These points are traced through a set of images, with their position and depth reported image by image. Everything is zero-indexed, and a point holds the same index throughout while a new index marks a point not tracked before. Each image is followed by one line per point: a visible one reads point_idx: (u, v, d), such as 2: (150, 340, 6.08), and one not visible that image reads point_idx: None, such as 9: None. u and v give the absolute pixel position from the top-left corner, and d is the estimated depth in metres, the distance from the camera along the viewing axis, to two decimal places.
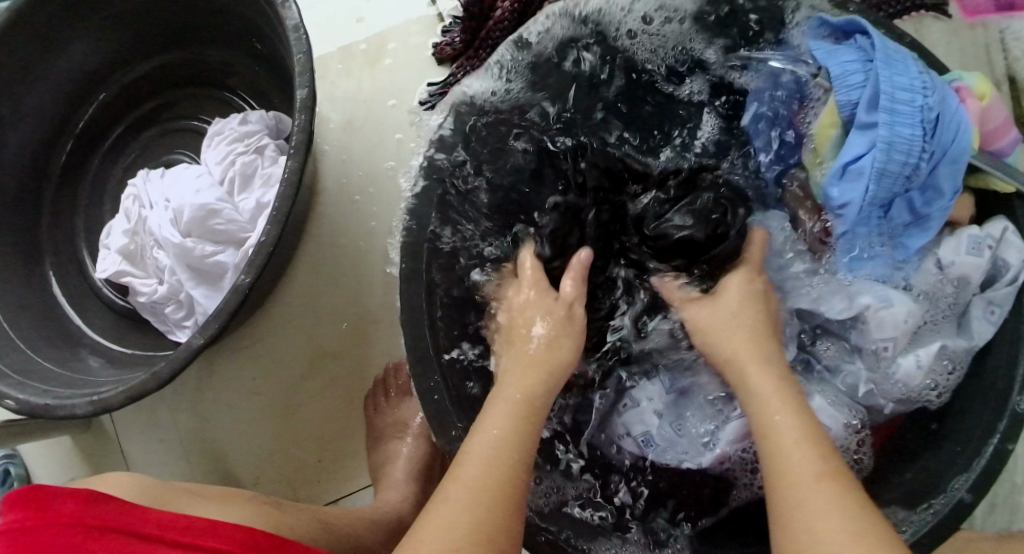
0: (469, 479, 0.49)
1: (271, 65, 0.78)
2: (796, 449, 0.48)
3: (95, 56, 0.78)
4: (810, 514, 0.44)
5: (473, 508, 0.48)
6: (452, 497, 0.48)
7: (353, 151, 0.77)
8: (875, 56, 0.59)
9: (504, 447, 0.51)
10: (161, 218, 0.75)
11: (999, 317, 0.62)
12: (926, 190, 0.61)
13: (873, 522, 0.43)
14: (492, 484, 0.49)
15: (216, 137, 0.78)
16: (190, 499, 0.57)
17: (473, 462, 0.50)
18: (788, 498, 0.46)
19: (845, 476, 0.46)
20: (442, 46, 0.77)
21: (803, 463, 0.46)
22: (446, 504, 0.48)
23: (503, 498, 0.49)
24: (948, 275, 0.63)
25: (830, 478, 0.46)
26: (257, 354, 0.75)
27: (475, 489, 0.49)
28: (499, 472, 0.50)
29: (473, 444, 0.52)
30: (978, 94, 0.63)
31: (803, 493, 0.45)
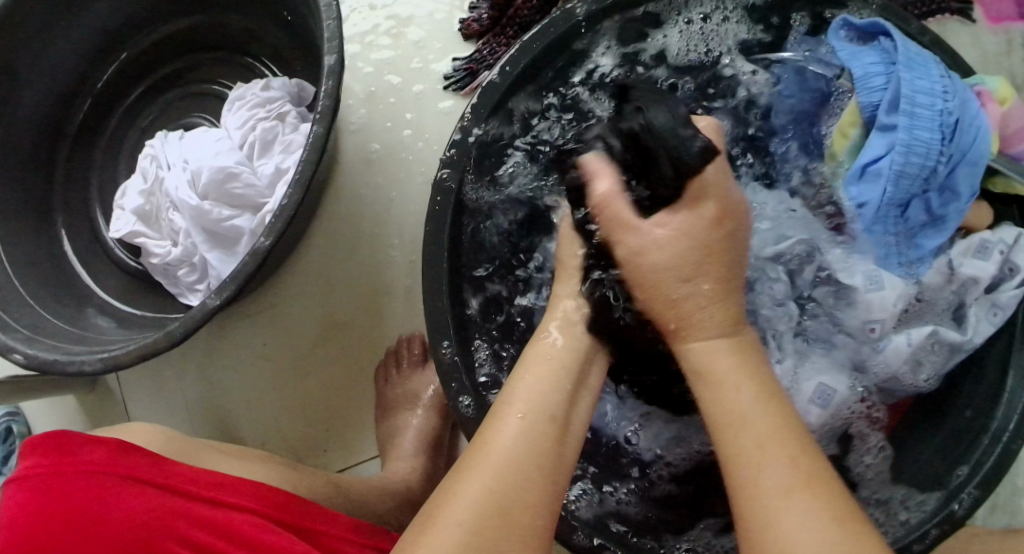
0: (495, 465, 0.43)
1: (296, 32, 0.78)
2: (753, 424, 0.43)
3: (117, 15, 0.78)
4: (775, 513, 0.40)
5: (495, 495, 0.42)
6: (470, 488, 0.42)
7: (374, 123, 0.77)
8: (897, 59, 0.60)
9: (538, 440, 0.44)
10: (178, 180, 0.74)
11: (1001, 318, 0.62)
12: (944, 191, 0.61)
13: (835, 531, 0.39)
14: (519, 470, 0.43)
15: (236, 102, 0.77)
16: (213, 454, 0.56)
17: (496, 444, 0.44)
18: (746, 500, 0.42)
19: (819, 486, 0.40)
20: (468, 23, 0.76)
21: (771, 473, 0.41)
22: (465, 490, 0.42)
23: (528, 489, 0.43)
24: (958, 277, 0.64)
25: (799, 491, 0.40)
26: (268, 321, 0.75)
27: (496, 474, 0.43)
28: (524, 463, 0.43)
29: (498, 422, 0.45)
30: (999, 98, 0.64)
31: (770, 502, 0.40)
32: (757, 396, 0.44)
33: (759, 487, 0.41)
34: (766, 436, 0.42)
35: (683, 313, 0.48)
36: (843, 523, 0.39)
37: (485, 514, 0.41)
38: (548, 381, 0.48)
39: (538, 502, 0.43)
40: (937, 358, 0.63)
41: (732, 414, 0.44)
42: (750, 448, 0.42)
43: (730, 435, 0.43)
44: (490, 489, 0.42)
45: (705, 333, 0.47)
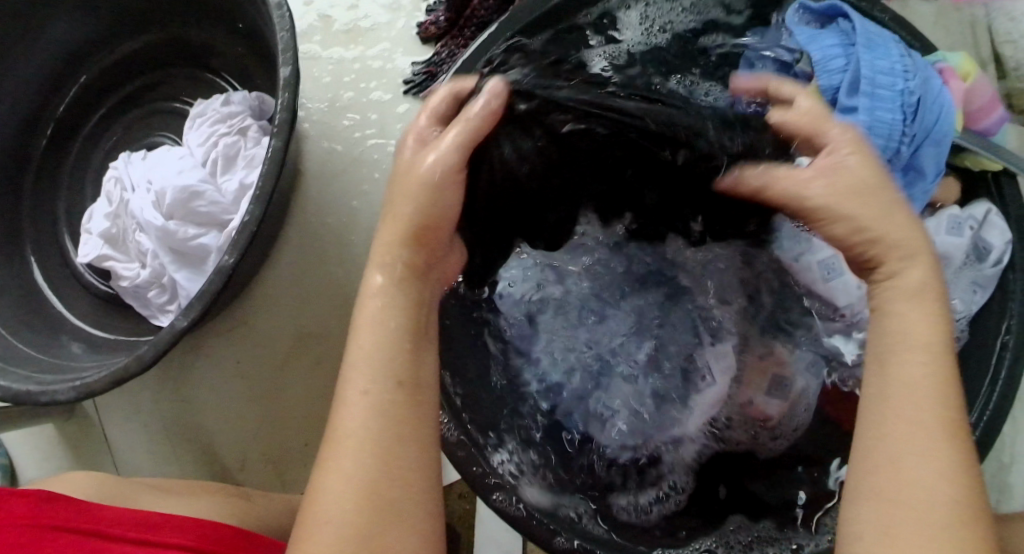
0: (354, 444, 0.43)
1: (254, 45, 0.77)
2: (930, 351, 0.43)
3: (74, 38, 0.77)
4: (899, 446, 0.41)
5: (364, 474, 0.42)
6: (331, 476, 0.42)
7: (337, 132, 0.76)
8: (857, 40, 0.59)
9: (391, 406, 0.44)
10: (142, 200, 0.74)
11: (982, 297, 0.62)
12: (909, 171, 0.61)
13: (964, 474, 0.40)
14: (379, 439, 0.43)
15: (197, 119, 0.77)
16: (145, 494, 0.59)
17: (348, 427, 0.43)
18: (893, 427, 0.42)
19: (960, 427, 0.42)
20: (426, 25, 0.76)
21: (920, 408, 0.42)
22: (332, 475, 0.42)
23: (389, 459, 0.43)
24: (934, 255, 0.63)
25: (943, 429, 0.41)
26: (240, 338, 0.75)
27: (361, 453, 0.42)
28: (378, 437, 0.43)
29: (344, 399, 0.44)
30: (962, 74, 0.62)
31: (904, 433, 0.41)
32: (939, 387, 0.42)
33: (904, 466, 0.41)
34: (932, 369, 0.43)
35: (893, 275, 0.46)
36: (970, 468, 0.41)
37: (359, 504, 0.41)
38: (393, 322, 0.46)
39: (412, 469, 0.43)
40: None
41: (901, 337, 0.44)
42: (909, 377, 0.43)
43: (909, 364, 0.43)
44: (368, 471, 0.42)
45: (901, 258, 0.45)
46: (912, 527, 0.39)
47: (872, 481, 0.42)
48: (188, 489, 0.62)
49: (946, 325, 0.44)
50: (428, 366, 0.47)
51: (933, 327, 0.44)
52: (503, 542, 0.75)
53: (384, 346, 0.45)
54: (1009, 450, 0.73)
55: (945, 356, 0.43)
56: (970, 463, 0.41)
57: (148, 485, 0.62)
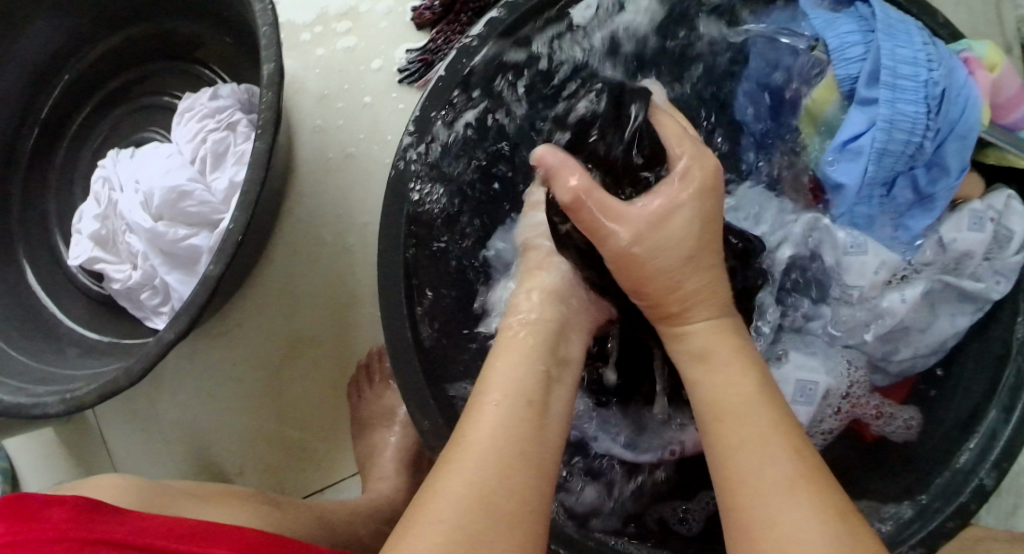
0: (477, 454, 0.41)
1: (243, 37, 0.74)
2: (750, 407, 0.43)
3: (58, 32, 0.74)
4: (778, 503, 0.39)
5: (491, 471, 0.41)
6: (451, 480, 0.40)
7: (328, 126, 0.73)
8: (876, 26, 0.55)
9: (515, 420, 0.43)
10: (130, 201, 0.72)
11: (1006, 286, 0.57)
12: (931, 166, 0.56)
13: (833, 522, 0.38)
14: (504, 447, 0.42)
15: (185, 114, 0.74)
16: (178, 502, 0.52)
17: (474, 439, 0.42)
18: (756, 492, 0.40)
19: (822, 477, 0.40)
20: (421, 11, 0.72)
21: (780, 462, 0.40)
22: (445, 493, 0.40)
23: (517, 478, 0.41)
24: (949, 254, 0.58)
25: (807, 478, 0.40)
26: (234, 340, 0.73)
27: (493, 465, 0.41)
28: (513, 447, 0.42)
29: (478, 409, 0.44)
30: (988, 64, 0.57)
31: (761, 484, 0.40)
32: (769, 410, 0.43)
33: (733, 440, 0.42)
34: (764, 423, 0.42)
35: (684, 331, 0.48)
36: (848, 513, 0.39)
37: (466, 505, 0.39)
38: (524, 361, 0.47)
39: (531, 491, 0.41)
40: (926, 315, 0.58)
41: (724, 383, 0.45)
42: (745, 421, 0.43)
43: (748, 418, 0.43)
44: (482, 480, 0.40)
45: (692, 284, 0.48)
46: (773, 506, 0.39)
47: (745, 544, 0.39)
48: (208, 494, 0.56)
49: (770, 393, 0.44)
50: (557, 403, 0.47)
51: (751, 408, 0.43)
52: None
53: (534, 360, 0.47)
54: None
55: (778, 411, 0.43)
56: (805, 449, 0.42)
57: (178, 489, 0.54)
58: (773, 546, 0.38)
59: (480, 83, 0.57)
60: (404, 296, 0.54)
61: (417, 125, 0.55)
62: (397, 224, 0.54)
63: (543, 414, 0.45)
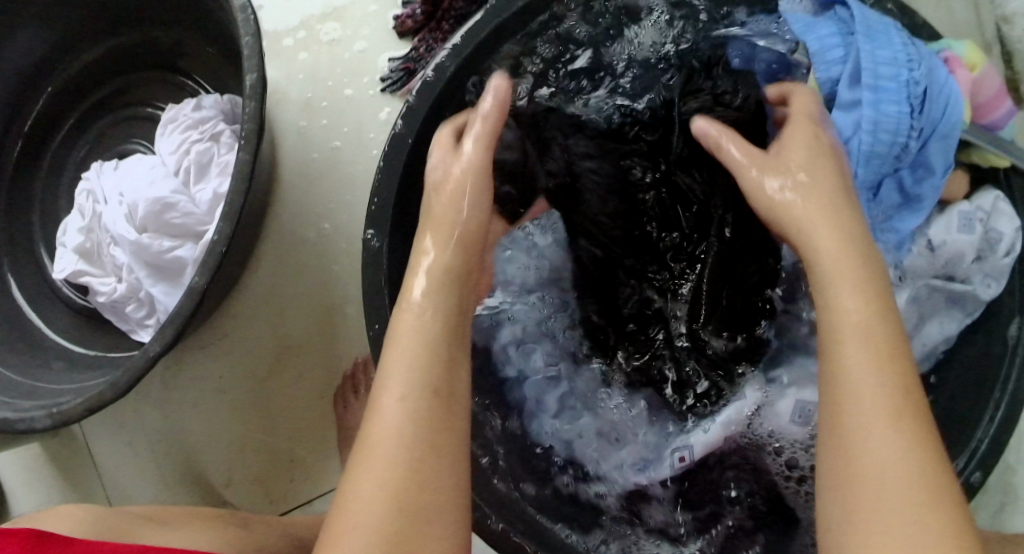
0: (380, 460, 0.42)
1: (226, 47, 0.74)
2: (861, 331, 0.43)
3: (39, 45, 0.74)
4: (866, 430, 0.41)
5: (388, 485, 0.41)
6: (362, 488, 0.42)
7: (312, 135, 0.73)
8: (855, 29, 0.55)
9: (420, 417, 0.43)
10: (115, 213, 0.71)
11: (996, 289, 0.57)
12: (916, 167, 0.56)
13: (923, 454, 0.40)
14: (406, 450, 0.42)
15: (169, 125, 0.74)
16: (144, 525, 0.51)
17: (377, 440, 0.43)
18: (849, 415, 0.41)
19: (920, 410, 0.41)
20: (403, 19, 0.72)
21: (876, 389, 0.41)
22: (358, 501, 0.41)
23: (420, 472, 0.42)
24: (939, 257, 0.59)
25: (906, 411, 0.41)
26: (221, 350, 0.73)
27: (391, 460, 0.42)
28: (413, 449, 0.42)
29: (378, 408, 0.44)
30: (969, 64, 0.57)
31: (866, 408, 0.41)
32: (889, 330, 0.43)
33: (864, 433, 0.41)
34: (875, 347, 0.42)
35: (834, 305, 0.44)
36: (935, 453, 0.40)
37: (382, 505, 0.41)
38: (424, 356, 0.45)
39: (443, 484, 0.42)
40: (915, 321, 0.59)
41: (831, 309, 0.44)
42: (849, 339, 0.43)
43: (865, 339, 0.42)
44: (387, 488, 0.41)
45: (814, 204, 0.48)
46: (868, 433, 0.40)
47: (834, 453, 0.42)
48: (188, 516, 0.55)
49: (888, 312, 0.44)
50: (463, 374, 0.47)
51: (859, 328, 0.43)
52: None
53: (426, 338, 0.46)
54: (1015, 450, 0.70)
55: (897, 334, 0.43)
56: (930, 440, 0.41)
57: (142, 515, 0.53)
58: (869, 474, 0.40)
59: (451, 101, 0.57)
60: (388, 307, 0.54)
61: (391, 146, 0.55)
62: (378, 238, 0.54)
63: (449, 399, 0.45)
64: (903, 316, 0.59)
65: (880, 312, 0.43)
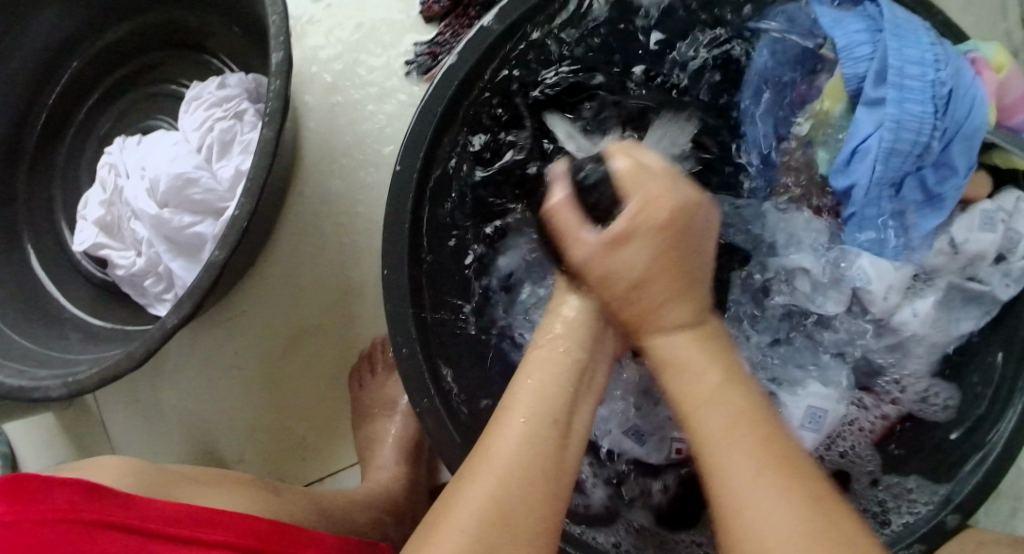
0: (497, 469, 0.43)
1: (252, 27, 0.74)
2: (717, 405, 0.43)
3: (68, 19, 0.74)
4: (742, 496, 0.40)
5: (513, 485, 0.42)
6: (472, 490, 0.42)
7: (334, 115, 0.73)
8: (884, 26, 0.55)
9: (539, 438, 0.44)
10: (137, 188, 0.72)
11: (1016, 288, 0.57)
12: (939, 167, 0.56)
13: (780, 524, 0.39)
14: (527, 465, 0.43)
15: (193, 102, 0.75)
16: (189, 484, 0.53)
17: (498, 452, 0.43)
18: (724, 474, 0.41)
19: (742, 479, 0.41)
20: (429, 4, 0.73)
21: (746, 456, 0.41)
22: (466, 502, 0.42)
23: (531, 487, 0.42)
24: (962, 255, 0.58)
25: (768, 473, 0.40)
26: (237, 328, 0.73)
27: (502, 478, 0.42)
28: (531, 463, 0.43)
29: (505, 425, 0.45)
30: (995, 65, 0.56)
31: (734, 478, 0.41)
32: (722, 418, 0.43)
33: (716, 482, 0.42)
34: (728, 423, 0.42)
35: (665, 341, 0.47)
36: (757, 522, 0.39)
37: (489, 516, 0.41)
38: (551, 382, 0.47)
39: (544, 505, 0.43)
40: (941, 324, 0.59)
41: (685, 377, 0.45)
42: (723, 407, 0.43)
43: (714, 418, 0.43)
44: (498, 495, 0.42)
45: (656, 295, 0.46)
46: (746, 493, 0.40)
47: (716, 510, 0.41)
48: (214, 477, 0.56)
49: (733, 399, 0.43)
50: (581, 414, 0.48)
51: (714, 406, 0.43)
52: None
53: (565, 375, 0.47)
54: None
55: (734, 420, 0.43)
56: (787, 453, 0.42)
57: (175, 473, 0.54)
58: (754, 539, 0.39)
59: (475, 87, 0.57)
60: (407, 285, 0.55)
61: (414, 127, 0.55)
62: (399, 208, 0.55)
63: (565, 431, 0.46)
64: (931, 318, 0.58)
65: (713, 388, 0.44)
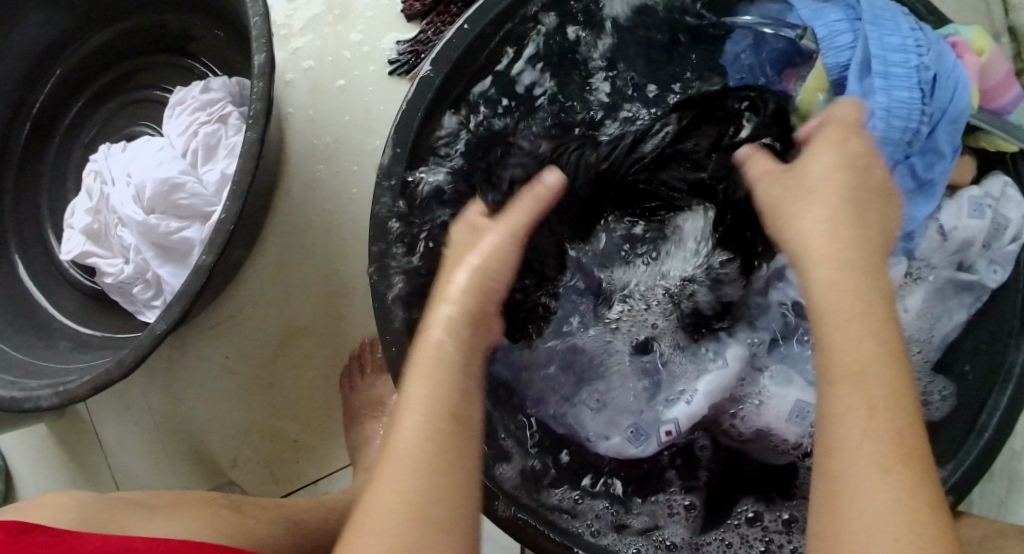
0: (398, 465, 0.42)
1: (234, 30, 0.74)
2: (860, 366, 0.41)
3: (49, 26, 0.74)
4: (856, 471, 0.39)
5: (412, 484, 0.41)
6: (380, 492, 0.41)
7: (319, 116, 0.73)
8: (863, 15, 0.55)
9: (437, 430, 0.43)
10: (123, 194, 0.71)
11: (1003, 276, 0.57)
12: (926, 153, 0.56)
13: (903, 508, 0.38)
14: (426, 458, 0.42)
15: (177, 107, 0.75)
16: (138, 511, 0.51)
17: (398, 448, 0.42)
18: (838, 441, 0.40)
19: (900, 451, 0.39)
20: (410, 2, 0.73)
21: (864, 430, 0.40)
22: (373, 509, 0.41)
23: (436, 482, 0.41)
24: (951, 242, 0.58)
25: (891, 447, 0.39)
26: (228, 333, 0.73)
27: (404, 475, 0.41)
28: (428, 456, 0.42)
29: (400, 421, 0.43)
30: (976, 49, 0.56)
31: (855, 450, 0.39)
32: (869, 387, 0.41)
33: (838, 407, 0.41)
34: (867, 388, 0.40)
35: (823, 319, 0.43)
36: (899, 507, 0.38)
37: (398, 517, 0.40)
38: (445, 371, 0.45)
39: (455, 497, 0.42)
40: (935, 315, 0.58)
41: (834, 330, 0.43)
42: (841, 371, 0.41)
43: (862, 365, 0.41)
44: (405, 494, 0.41)
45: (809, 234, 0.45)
46: (856, 465, 0.39)
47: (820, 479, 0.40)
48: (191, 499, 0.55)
49: (888, 363, 0.41)
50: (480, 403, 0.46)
51: (858, 364, 0.41)
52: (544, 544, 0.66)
53: (444, 365, 0.45)
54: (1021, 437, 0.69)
55: (885, 387, 0.41)
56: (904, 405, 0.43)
57: (126, 499, 0.52)
58: (856, 521, 0.38)
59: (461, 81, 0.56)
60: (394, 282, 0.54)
61: (401, 121, 0.54)
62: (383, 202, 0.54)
63: (467, 420, 0.44)
64: (923, 310, 0.58)
65: (876, 349, 0.42)
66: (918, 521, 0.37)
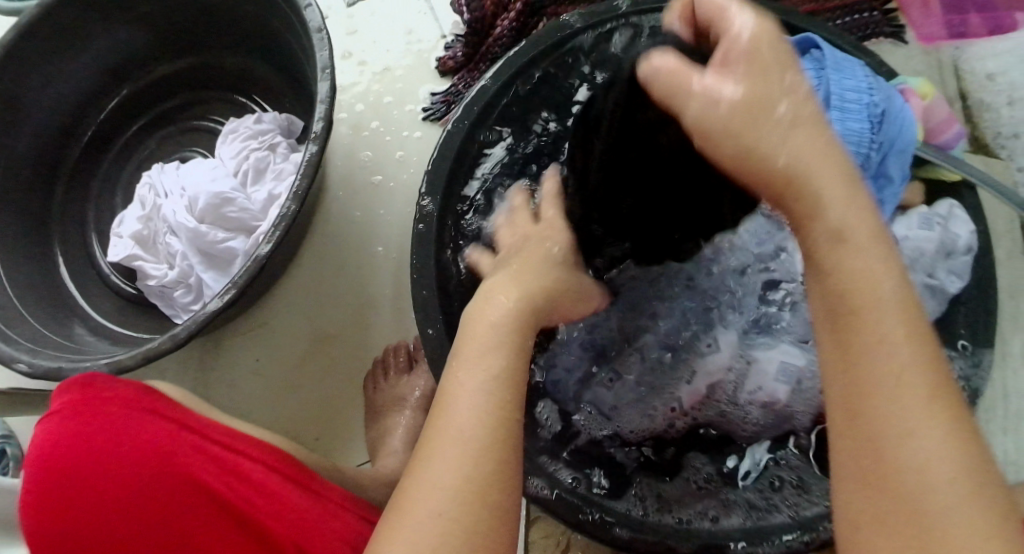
0: (459, 434, 0.41)
1: (287, 74, 0.84)
2: (887, 316, 0.39)
3: (117, 55, 0.83)
4: (893, 416, 0.37)
5: (462, 459, 0.40)
6: (434, 469, 0.40)
7: (358, 149, 0.83)
8: (826, 63, 0.65)
9: (491, 395, 0.43)
10: (175, 205, 0.79)
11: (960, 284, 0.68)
12: (878, 178, 0.67)
13: (958, 449, 0.36)
14: (480, 432, 0.41)
15: (230, 135, 0.84)
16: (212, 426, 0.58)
17: (458, 415, 0.42)
18: (871, 394, 0.38)
19: (950, 395, 0.38)
20: (445, 60, 0.84)
21: (904, 372, 0.38)
22: (429, 479, 0.40)
23: (492, 464, 0.41)
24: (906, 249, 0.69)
25: (935, 392, 0.38)
26: (259, 337, 0.79)
27: (463, 441, 0.41)
28: (490, 425, 0.42)
29: (456, 389, 0.44)
30: (921, 93, 0.70)
31: (896, 401, 0.37)
32: (904, 333, 0.39)
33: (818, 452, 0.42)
34: (905, 331, 0.39)
35: (839, 278, 0.40)
36: (957, 445, 0.36)
37: (456, 491, 0.40)
38: (505, 329, 0.46)
39: (514, 473, 0.41)
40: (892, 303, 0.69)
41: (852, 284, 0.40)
42: (871, 317, 0.39)
43: (878, 319, 0.39)
44: (457, 473, 0.40)
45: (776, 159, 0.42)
46: (901, 414, 0.37)
47: (850, 445, 0.39)
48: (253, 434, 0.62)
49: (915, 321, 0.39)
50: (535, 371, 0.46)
51: (882, 312, 0.39)
52: (544, 525, 0.71)
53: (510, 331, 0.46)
54: None
55: (919, 335, 0.39)
56: (962, 417, 0.38)
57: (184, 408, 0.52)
58: (908, 474, 0.36)
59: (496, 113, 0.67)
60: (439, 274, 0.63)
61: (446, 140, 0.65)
62: (426, 203, 0.63)
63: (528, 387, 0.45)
64: None
65: (900, 292, 0.40)
66: (963, 466, 0.36)
